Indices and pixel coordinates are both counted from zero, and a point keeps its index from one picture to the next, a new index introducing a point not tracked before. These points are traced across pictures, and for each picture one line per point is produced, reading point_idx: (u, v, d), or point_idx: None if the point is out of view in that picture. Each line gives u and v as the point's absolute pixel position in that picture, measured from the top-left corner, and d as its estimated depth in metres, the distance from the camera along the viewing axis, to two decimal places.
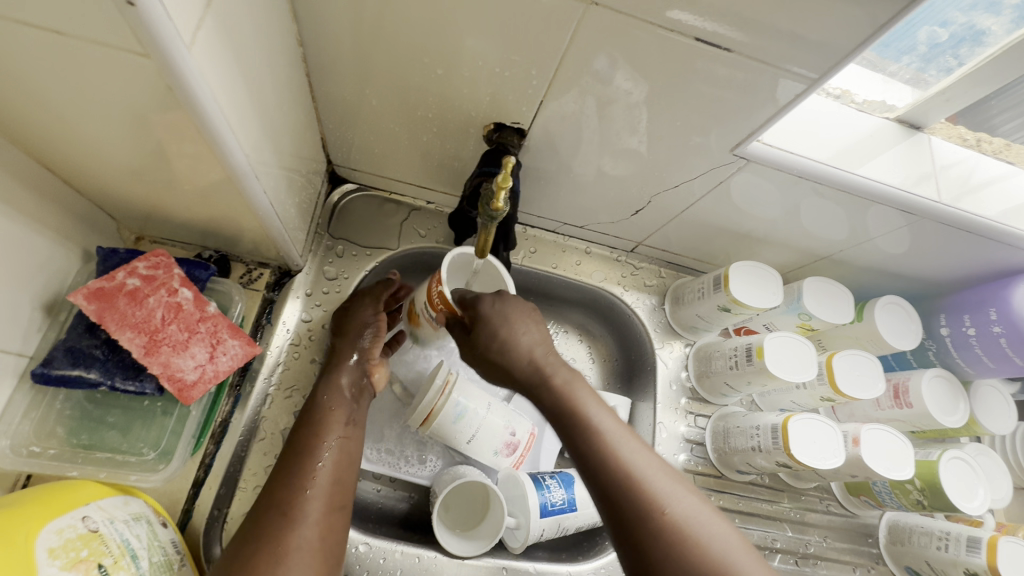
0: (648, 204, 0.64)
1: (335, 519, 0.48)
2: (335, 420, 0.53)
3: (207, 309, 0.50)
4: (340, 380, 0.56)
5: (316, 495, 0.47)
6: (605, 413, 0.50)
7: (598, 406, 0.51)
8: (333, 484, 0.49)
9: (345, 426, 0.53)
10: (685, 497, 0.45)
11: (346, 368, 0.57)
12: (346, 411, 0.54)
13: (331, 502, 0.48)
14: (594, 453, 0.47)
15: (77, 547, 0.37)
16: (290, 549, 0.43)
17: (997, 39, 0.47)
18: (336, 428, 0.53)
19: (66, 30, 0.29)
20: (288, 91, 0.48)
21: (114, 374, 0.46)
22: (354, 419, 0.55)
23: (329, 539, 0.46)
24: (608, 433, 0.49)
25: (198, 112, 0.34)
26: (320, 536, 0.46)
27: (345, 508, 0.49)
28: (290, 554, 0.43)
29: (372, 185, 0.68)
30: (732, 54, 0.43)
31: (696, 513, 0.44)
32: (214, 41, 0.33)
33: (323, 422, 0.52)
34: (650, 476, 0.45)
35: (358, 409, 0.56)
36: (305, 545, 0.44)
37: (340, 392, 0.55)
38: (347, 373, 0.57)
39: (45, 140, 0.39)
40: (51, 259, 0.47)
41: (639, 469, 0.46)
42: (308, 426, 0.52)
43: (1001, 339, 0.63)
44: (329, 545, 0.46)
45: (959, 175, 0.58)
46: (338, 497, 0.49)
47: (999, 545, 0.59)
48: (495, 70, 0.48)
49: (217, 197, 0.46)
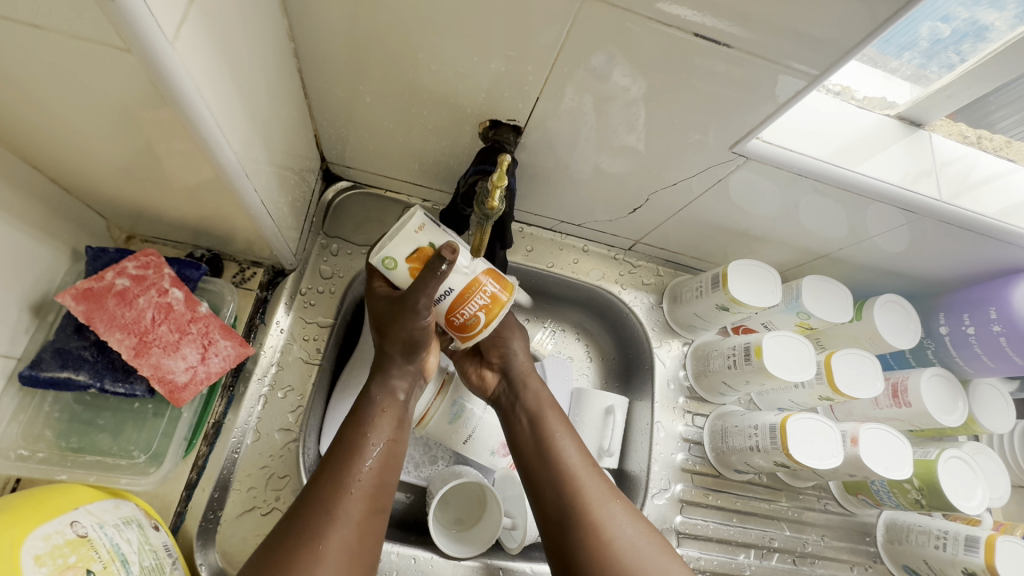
0: (646, 202, 0.64)
1: (373, 522, 0.45)
2: (385, 422, 0.50)
3: (198, 310, 0.50)
4: (391, 384, 0.53)
5: (360, 496, 0.45)
6: (564, 433, 0.54)
7: (559, 425, 0.55)
8: (374, 487, 0.46)
9: (395, 428, 0.51)
10: (627, 523, 0.49)
11: (399, 368, 0.53)
12: (397, 413, 0.51)
13: (373, 504, 0.45)
14: (548, 475, 0.52)
15: (65, 553, 0.37)
16: (326, 548, 0.41)
17: (1001, 35, 0.47)
18: (385, 430, 0.50)
19: (44, 24, 0.28)
20: (279, 86, 0.47)
21: (103, 376, 0.45)
22: (403, 425, 0.52)
23: (366, 541, 0.44)
24: (568, 455, 0.53)
25: (185, 109, 0.33)
26: (357, 537, 0.43)
27: (385, 511, 0.47)
28: (325, 554, 0.41)
29: (367, 183, 0.67)
30: (731, 49, 0.42)
31: (615, 515, 0.49)
32: (200, 36, 0.32)
33: (371, 422, 0.50)
34: (594, 501, 0.50)
35: (408, 411, 0.53)
36: (343, 547, 0.42)
37: (393, 396, 0.52)
38: (403, 379, 0.53)
39: (29, 138, 0.38)
40: (38, 258, 0.46)
41: (588, 494, 0.50)
42: (357, 420, 0.50)
43: (1001, 338, 0.63)
44: (366, 547, 0.43)
45: (959, 172, 0.58)
46: (379, 498, 0.46)
47: (997, 544, 0.58)
48: (491, 67, 0.47)
49: (207, 196, 0.45)
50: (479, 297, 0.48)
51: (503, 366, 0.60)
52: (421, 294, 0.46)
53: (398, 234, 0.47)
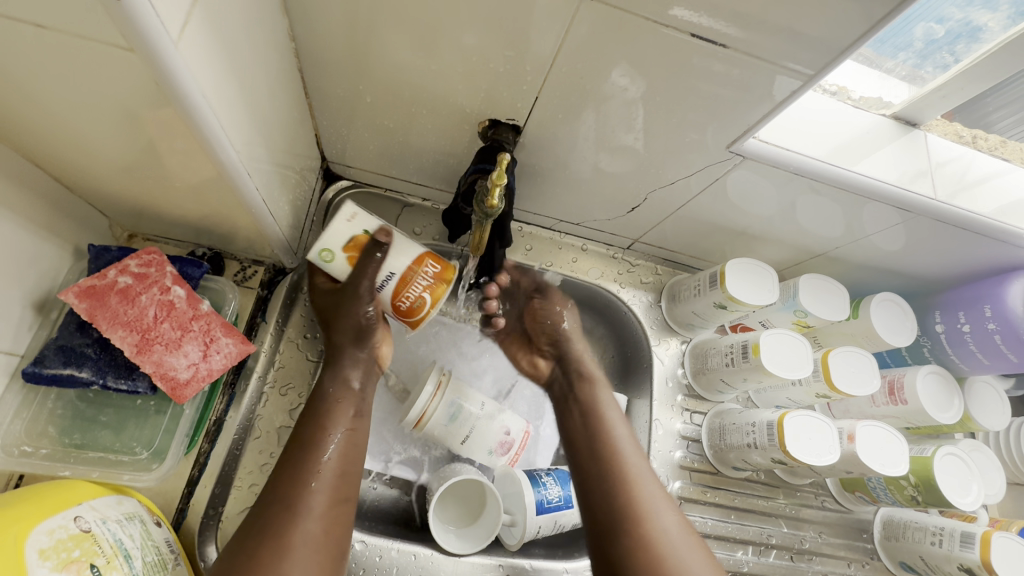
0: (644, 201, 0.64)
1: (339, 512, 0.49)
2: (341, 415, 0.54)
3: (200, 308, 0.50)
4: (347, 376, 0.56)
5: (321, 489, 0.49)
6: (627, 437, 0.64)
7: (625, 431, 0.65)
8: (336, 477, 0.50)
9: (351, 419, 0.54)
10: (666, 514, 0.56)
11: (357, 362, 0.57)
12: (351, 405, 0.55)
13: (336, 495, 0.50)
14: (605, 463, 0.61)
15: (69, 547, 0.37)
16: (293, 543, 0.45)
17: (994, 35, 0.47)
18: (341, 423, 0.53)
19: (49, 24, 0.28)
20: (280, 86, 0.47)
21: (106, 373, 0.46)
22: (361, 415, 0.56)
23: (333, 530, 0.48)
24: (625, 450, 0.62)
25: (187, 108, 0.34)
26: (324, 530, 0.47)
27: (350, 500, 0.51)
28: (294, 549, 0.45)
29: (367, 182, 0.68)
30: (727, 49, 0.43)
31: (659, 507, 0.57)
32: (202, 36, 0.33)
33: (329, 416, 0.53)
34: (643, 492, 0.57)
35: (365, 402, 0.57)
36: (307, 540, 0.46)
37: (348, 389, 0.55)
38: (354, 370, 0.57)
39: (33, 137, 0.39)
40: (41, 257, 0.46)
41: (642, 483, 0.58)
42: (315, 415, 0.53)
43: (996, 336, 0.63)
44: (333, 540, 0.47)
45: (955, 172, 0.58)
46: (342, 489, 0.50)
47: (993, 540, 0.59)
48: (490, 66, 0.47)
49: (210, 194, 0.45)
50: (422, 278, 0.52)
51: (557, 354, 0.72)
52: (361, 279, 0.52)
53: (332, 223, 0.49)
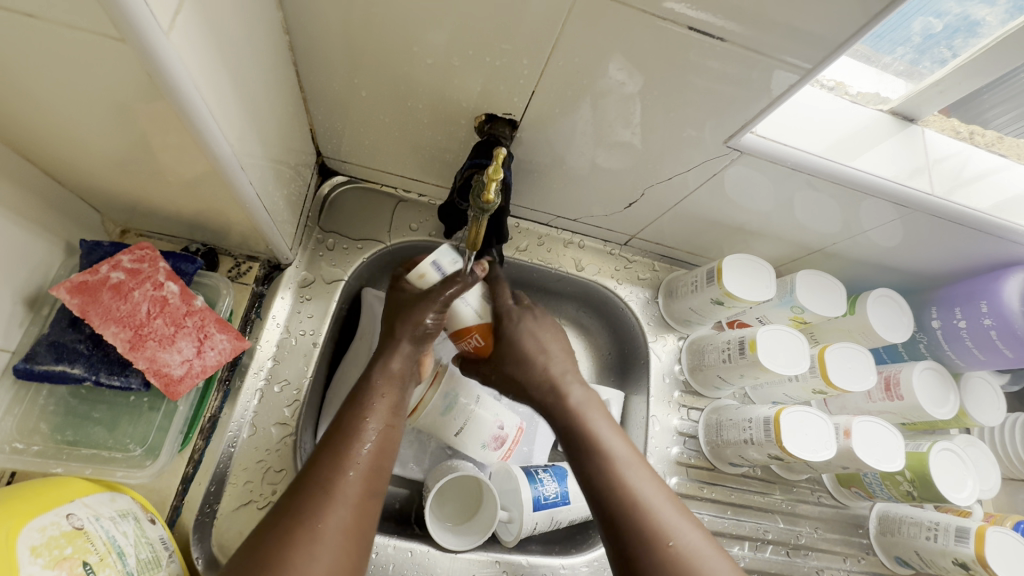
0: (641, 196, 0.64)
1: (370, 505, 0.44)
2: (383, 408, 0.50)
3: (194, 303, 0.49)
4: (390, 365, 0.53)
5: (358, 478, 0.44)
6: (611, 431, 0.55)
7: (609, 431, 0.55)
8: (372, 469, 0.45)
9: (393, 413, 0.50)
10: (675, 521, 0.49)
11: (398, 353, 0.53)
12: (397, 394, 0.51)
13: (370, 487, 0.45)
14: (599, 476, 0.52)
15: (61, 544, 0.37)
16: (325, 528, 0.40)
17: (992, 30, 0.47)
18: (382, 413, 0.49)
19: (38, 13, 0.28)
20: (274, 79, 0.47)
21: (98, 369, 0.45)
22: (400, 411, 0.51)
23: (363, 522, 0.43)
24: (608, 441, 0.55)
25: (179, 100, 0.33)
26: (355, 520, 0.42)
27: (381, 494, 0.46)
28: (324, 534, 0.40)
29: (362, 178, 0.67)
30: (725, 43, 0.42)
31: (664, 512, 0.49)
32: (194, 27, 0.32)
33: (368, 406, 0.49)
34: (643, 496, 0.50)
35: (406, 395, 0.53)
36: (341, 527, 0.41)
37: (392, 379, 0.52)
38: (399, 359, 0.53)
39: (23, 130, 0.38)
40: (33, 251, 0.46)
41: (646, 492, 0.50)
42: (354, 405, 0.49)
43: (991, 331, 0.64)
44: (363, 531, 0.42)
45: (952, 168, 0.58)
46: (375, 482, 0.45)
47: (987, 535, 0.59)
48: (486, 60, 0.47)
49: (203, 189, 0.45)
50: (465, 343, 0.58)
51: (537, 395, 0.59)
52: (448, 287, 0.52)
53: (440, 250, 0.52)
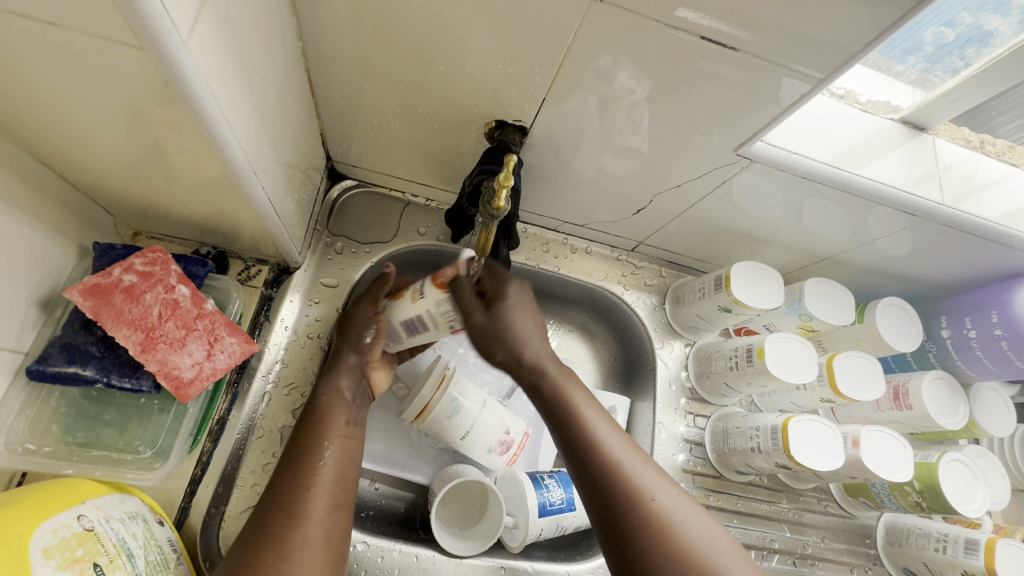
0: (650, 203, 0.64)
1: (338, 517, 0.46)
2: (337, 422, 0.52)
3: (204, 306, 0.50)
4: (340, 384, 0.55)
5: (320, 493, 0.46)
6: (647, 467, 0.50)
7: (640, 463, 0.50)
8: (336, 482, 0.48)
9: (347, 426, 0.53)
10: (659, 486, 0.48)
11: (345, 367, 0.56)
12: (346, 411, 0.53)
13: (335, 500, 0.47)
14: (636, 527, 0.45)
15: (72, 546, 0.37)
16: (293, 547, 0.42)
17: (1006, 40, 0.47)
18: (336, 428, 0.52)
19: (61, 22, 0.28)
20: (288, 85, 0.47)
21: (109, 371, 0.46)
22: (354, 423, 0.54)
23: (333, 537, 0.45)
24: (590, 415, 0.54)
25: (196, 107, 0.34)
26: (324, 535, 0.44)
27: (348, 506, 0.48)
28: (295, 552, 0.42)
29: (372, 182, 0.67)
30: (737, 52, 0.43)
31: (652, 479, 0.49)
32: (213, 35, 0.33)
33: (323, 423, 0.51)
34: (627, 465, 0.49)
35: (358, 411, 0.55)
36: (309, 543, 0.43)
37: (340, 395, 0.54)
38: (346, 375, 0.56)
39: (39, 134, 0.39)
40: (48, 254, 0.46)
41: (693, 538, 0.45)
42: (308, 426, 0.51)
43: (1002, 341, 0.63)
44: (334, 543, 0.45)
45: (961, 175, 0.58)
46: (341, 495, 0.48)
47: (997, 547, 0.59)
48: (497, 67, 0.47)
49: (215, 193, 0.45)
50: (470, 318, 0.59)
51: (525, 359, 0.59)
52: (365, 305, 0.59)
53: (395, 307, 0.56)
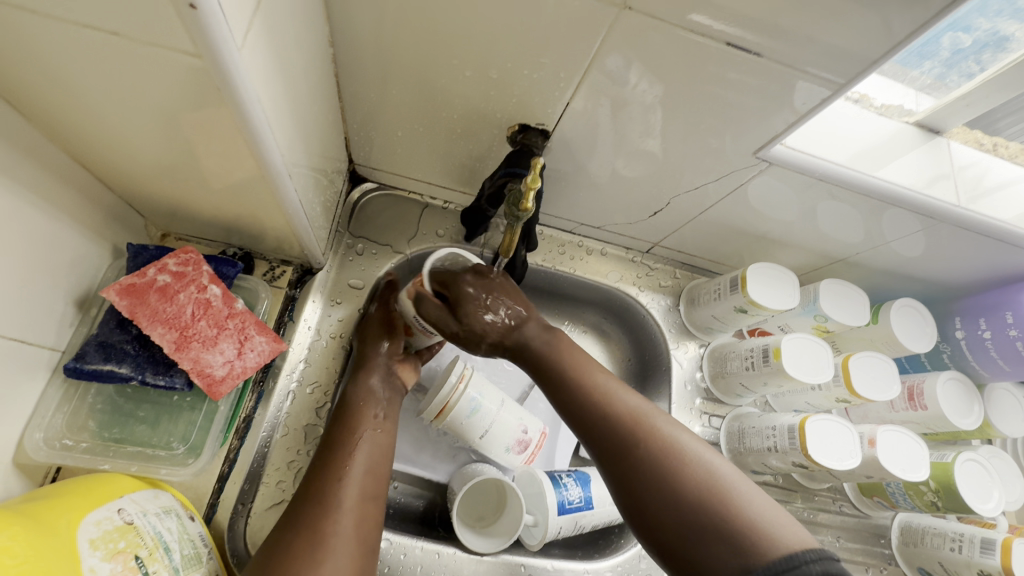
0: (666, 205, 0.65)
1: (370, 508, 0.48)
2: (367, 411, 0.54)
3: (235, 306, 0.51)
4: (369, 383, 0.56)
5: (352, 484, 0.48)
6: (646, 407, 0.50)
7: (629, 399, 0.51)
8: (368, 473, 0.49)
9: (376, 419, 0.54)
10: (649, 415, 0.49)
11: (375, 370, 0.57)
12: (377, 406, 0.55)
13: (365, 492, 0.48)
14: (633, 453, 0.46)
15: (114, 538, 0.38)
16: (326, 537, 0.44)
17: (1020, 45, 0.48)
18: (365, 419, 0.53)
19: (123, 31, 0.29)
20: (319, 91, 0.48)
21: (144, 369, 0.46)
22: (386, 419, 0.55)
23: (363, 526, 0.46)
24: (573, 362, 0.55)
25: (241, 112, 0.35)
26: (354, 526, 0.46)
27: (380, 498, 0.49)
28: (328, 540, 0.43)
29: (391, 184, 0.69)
30: (760, 58, 0.43)
31: (641, 409, 0.50)
32: (261, 44, 0.34)
33: (354, 415, 0.53)
34: (616, 403, 0.50)
35: (390, 408, 0.56)
36: (341, 536, 0.44)
37: (370, 392, 0.56)
38: (376, 374, 0.57)
39: (83, 137, 0.40)
40: (84, 253, 0.47)
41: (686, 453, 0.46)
42: (341, 423, 0.52)
43: (1017, 342, 0.64)
44: (365, 534, 0.46)
45: (974, 177, 0.59)
46: (372, 486, 0.49)
47: (1013, 547, 0.59)
48: (523, 72, 0.48)
49: (247, 195, 0.46)
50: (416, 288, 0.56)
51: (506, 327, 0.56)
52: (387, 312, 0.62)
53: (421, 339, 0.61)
